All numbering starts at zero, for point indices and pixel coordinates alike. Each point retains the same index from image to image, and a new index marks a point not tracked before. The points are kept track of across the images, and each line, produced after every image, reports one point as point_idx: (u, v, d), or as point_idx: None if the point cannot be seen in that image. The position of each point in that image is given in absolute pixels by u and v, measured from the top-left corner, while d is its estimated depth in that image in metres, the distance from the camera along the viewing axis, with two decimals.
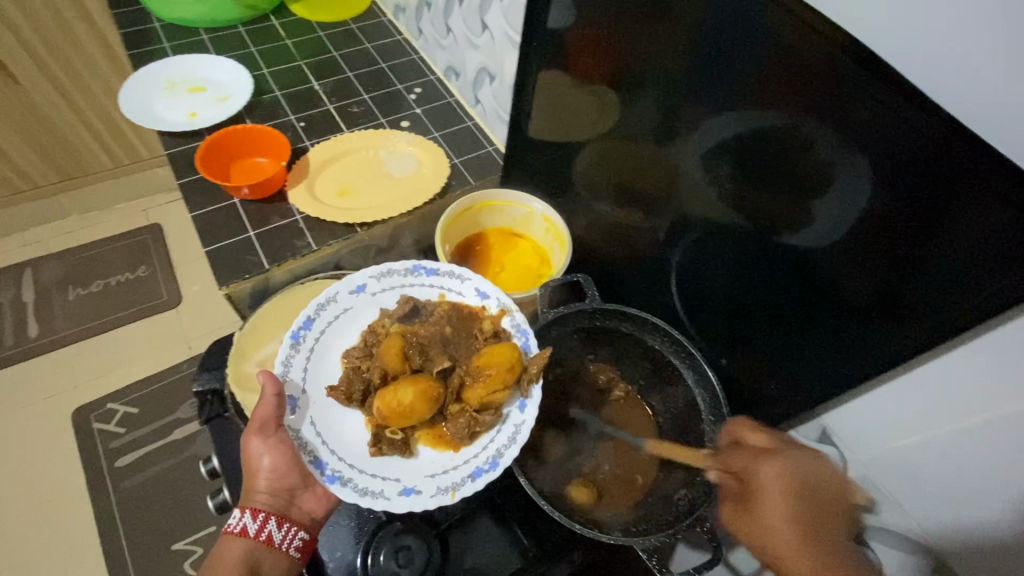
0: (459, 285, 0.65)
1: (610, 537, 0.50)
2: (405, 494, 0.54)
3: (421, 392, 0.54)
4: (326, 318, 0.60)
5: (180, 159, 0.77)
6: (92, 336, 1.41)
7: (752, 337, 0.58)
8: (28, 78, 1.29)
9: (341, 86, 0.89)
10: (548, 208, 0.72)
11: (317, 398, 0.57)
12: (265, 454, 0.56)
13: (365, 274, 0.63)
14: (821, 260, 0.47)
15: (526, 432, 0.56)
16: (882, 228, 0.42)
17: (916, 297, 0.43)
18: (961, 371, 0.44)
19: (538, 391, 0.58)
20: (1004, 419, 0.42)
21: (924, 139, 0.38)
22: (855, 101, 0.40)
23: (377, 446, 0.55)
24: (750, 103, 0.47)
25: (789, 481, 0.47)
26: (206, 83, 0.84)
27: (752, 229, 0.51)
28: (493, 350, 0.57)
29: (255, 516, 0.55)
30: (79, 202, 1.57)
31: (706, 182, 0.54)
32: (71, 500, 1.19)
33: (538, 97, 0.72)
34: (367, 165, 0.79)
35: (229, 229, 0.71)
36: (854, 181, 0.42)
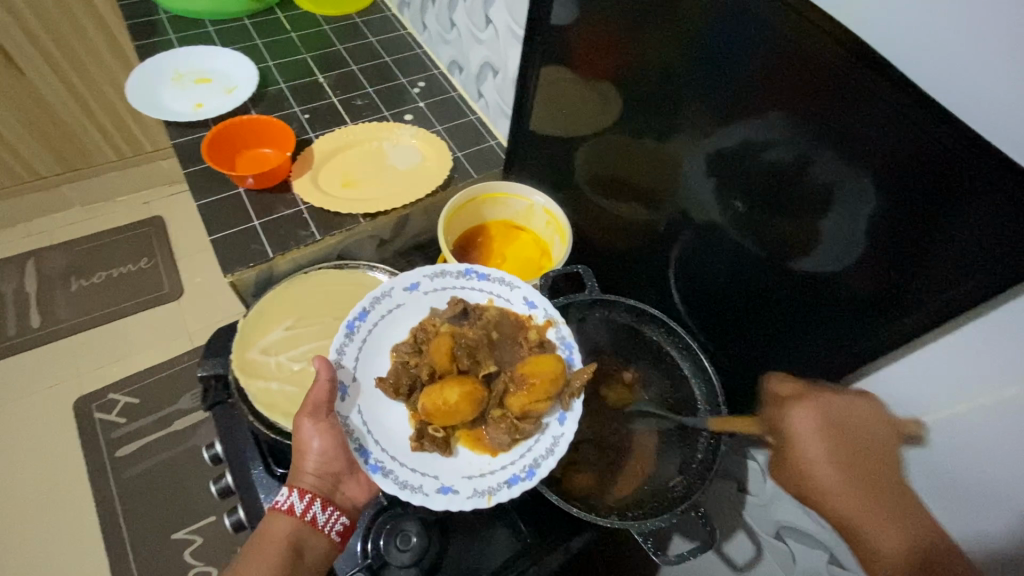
0: (507, 293, 0.63)
1: (606, 521, 0.50)
2: (442, 492, 0.53)
3: (467, 393, 0.53)
4: (381, 311, 0.60)
5: (185, 149, 0.78)
6: (95, 326, 1.45)
7: (759, 345, 0.58)
8: (34, 70, 1.32)
9: (346, 79, 0.90)
10: (549, 201, 0.72)
11: (367, 388, 0.57)
12: (316, 438, 0.55)
13: (419, 273, 0.62)
14: (835, 283, 0.47)
15: (564, 446, 0.54)
16: (889, 243, 0.42)
17: (924, 306, 0.42)
18: (960, 357, 0.43)
19: (578, 405, 0.56)
20: (1002, 404, 0.40)
21: (916, 144, 0.38)
22: (850, 110, 0.40)
23: (418, 440, 0.54)
24: (754, 105, 0.46)
25: (823, 422, 0.47)
26: (212, 75, 0.86)
27: (765, 256, 0.51)
28: (538, 359, 0.55)
29: (301, 496, 0.55)
30: (83, 193, 1.62)
31: (717, 207, 0.54)
32: (73, 486, 1.24)
33: (539, 90, 0.73)
34: (371, 157, 0.80)
35: (234, 218, 0.72)
36: (856, 198, 0.42)
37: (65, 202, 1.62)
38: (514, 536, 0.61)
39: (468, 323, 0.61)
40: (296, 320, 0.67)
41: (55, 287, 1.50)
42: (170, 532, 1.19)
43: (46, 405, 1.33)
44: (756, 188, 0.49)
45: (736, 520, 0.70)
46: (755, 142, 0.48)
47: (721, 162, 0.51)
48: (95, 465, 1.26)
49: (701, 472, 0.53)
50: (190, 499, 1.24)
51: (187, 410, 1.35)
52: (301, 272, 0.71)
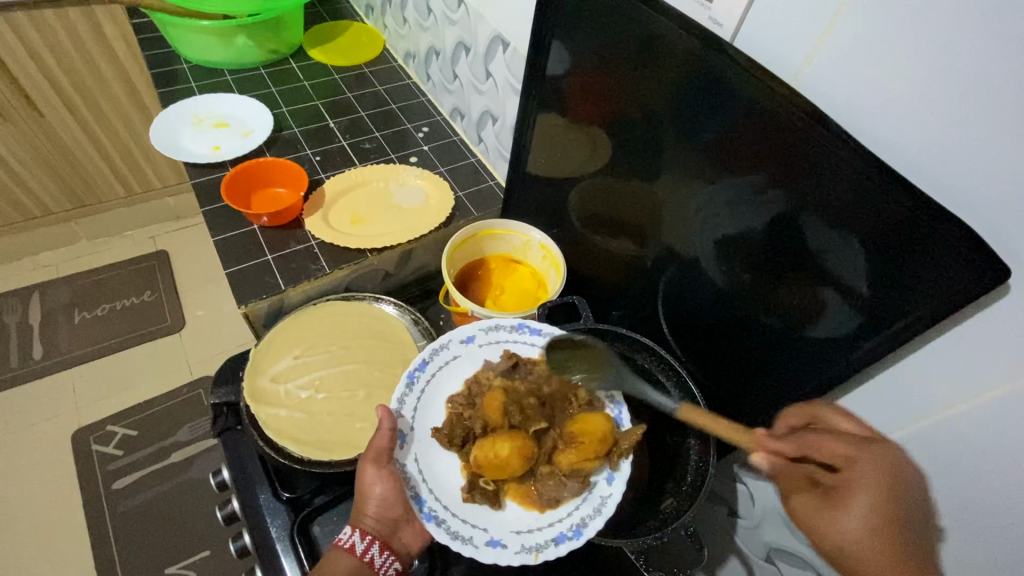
0: (557, 349, 0.65)
1: (600, 539, 0.54)
2: (491, 545, 0.53)
3: (518, 448, 0.55)
4: (438, 363, 0.63)
5: (203, 188, 0.83)
6: (97, 358, 1.47)
7: (744, 372, 0.61)
8: (53, 112, 1.39)
9: (355, 124, 0.96)
10: (545, 237, 0.77)
11: (421, 438, 0.58)
12: (378, 484, 0.55)
13: (474, 327, 0.66)
14: (838, 347, 0.50)
15: (612, 506, 0.55)
16: (877, 305, 0.46)
17: (888, 344, 0.46)
18: (919, 373, 0.48)
19: (627, 467, 0.57)
20: (958, 416, 0.46)
21: (876, 187, 0.43)
22: (820, 166, 0.46)
23: (469, 492, 0.55)
24: (742, 162, 0.51)
25: (880, 474, 0.43)
26: (229, 119, 0.92)
27: (771, 322, 0.55)
28: (590, 419, 0.57)
29: (363, 536, 0.55)
30: (91, 228, 1.67)
31: (717, 267, 0.58)
32: (67, 519, 1.23)
33: (536, 136, 0.79)
34: (379, 196, 0.85)
35: (248, 253, 0.76)
36: (850, 267, 0.46)
37: (74, 237, 1.66)
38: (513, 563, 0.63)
39: (520, 378, 0.63)
40: (305, 349, 0.71)
41: (59, 319, 1.53)
42: (165, 566, 1.18)
43: (44, 438, 1.33)
44: (754, 257, 0.54)
45: (728, 545, 0.72)
46: (747, 207, 0.52)
47: (717, 221, 0.55)
48: (90, 497, 1.26)
49: (691, 495, 0.56)
50: (185, 532, 1.23)
51: (185, 442, 1.36)
52: (310, 304, 0.75)
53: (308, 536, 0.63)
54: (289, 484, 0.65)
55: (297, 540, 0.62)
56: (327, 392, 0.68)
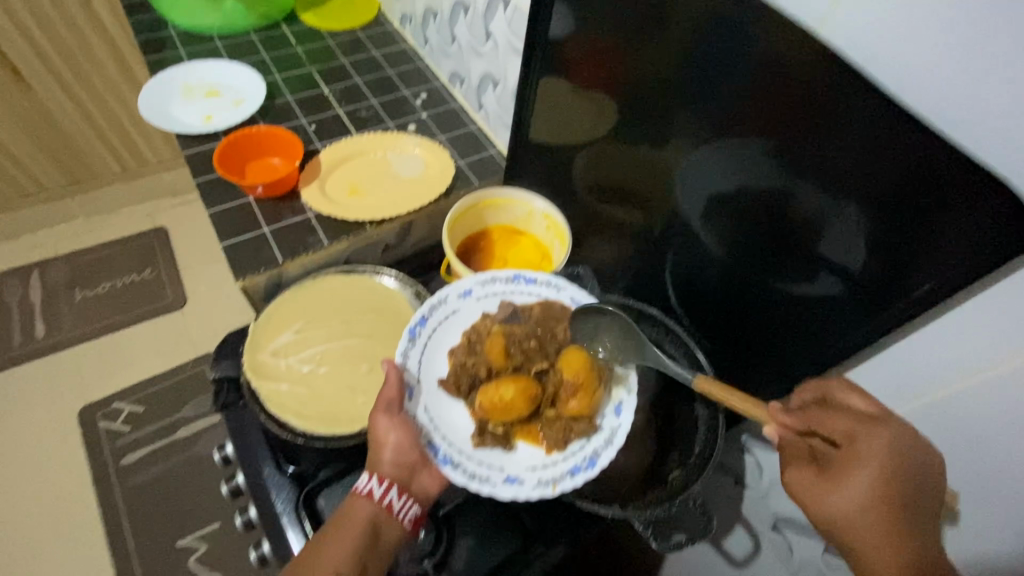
0: (556, 294, 0.64)
1: (608, 510, 0.53)
2: (509, 483, 0.53)
3: (522, 390, 0.53)
4: (438, 318, 0.60)
5: (195, 158, 0.81)
6: (100, 335, 1.47)
7: (751, 339, 0.60)
8: (41, 85, 1.36)
9: (351, 91, 0.93)
10: (549, 206, 0.74)
11: (429, 388, 0.57)
12: (393, 431, 0.53)
13: (471, 280, 0.63)
14: (833, 304, 0.50)
15: (622, 435, 0.55)
16: (880, 267, 0.45)
17: (905, 312, 0.45)
18: (947, 337, 0.47)
19: (631, 398, 0.57)
20: (990, 381, 0.45)
21: (897, 146, 0.40)
22: (833, 121, 0.43)
23: (480, 437, 0.54)
24: (748, 124, 0.49)
25: (892, 454, 0.42)
26: (220, 88, 0.89)
27: (765, 280, 0.54)
28: (572, 357, 0.55)
29: (381, 481, 0.53)
30: (88, 205, 1.65)
31: (711, 227, 0.57)
32: (79, 493, 1.25)
33: (538, 102, 0.76)
34: (376, 166, 0.83)
35: (244, 225, 0.75)
36: (846, 224, 0.45)
37: (71, 214, 1.64)
38: (518, 532, 0.63)
39: (519, 323, 0.60)
40: (305, 323, 0.69)
41: (60, 297, 1.52)
42: (176, 539, 1.20)
43: (52, 415, 1.34)
44: (749, 217, 0.52)
45: (734, 514, 0.72)
46: (747, 172, 0.51)
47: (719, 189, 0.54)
48: (100, 472, 1.27)
49: (700, 467, 0.56)
50: (194, 506, 1.24)
51: (191, 418, 1.36)
52: (310, 278, 0.73)
53: (314, 508, 0.63)
54: (293, 458, 0.65)
55: (301, 512, 0.62)
56: (328, 366, 0.67)
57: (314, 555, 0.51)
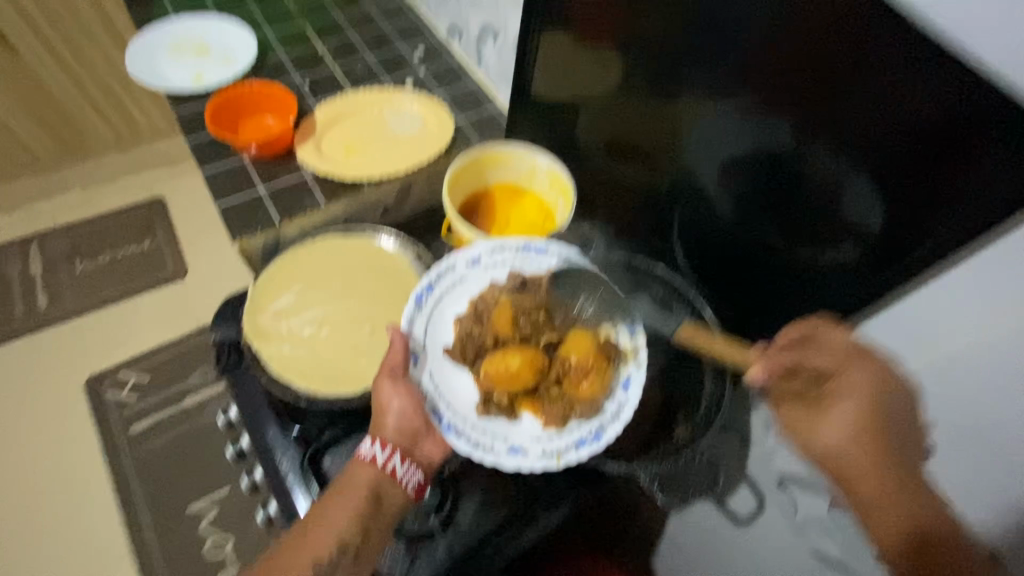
0: (566, 266, 0.60)
1: (614, 467, 0.54)
2: (512, 453, 0.52)
3: (528, 361, 0.53)
4: (445, 284, 0.58)
5: (186, 118, 0.78)
6: (101, 306, 1.47)
7: (760, 300, 0.58)
8: (27, 48, 1.33)
9: (345, 47, 0.89)
10: (552, 161, 0.72)
11: (435, 356, 0.56)
12: (395, 398, 0.53)
13: (480, 246, 0.60)
14: (843, 262, 0.49)
15: (628, 411, 0.54)
16: (891, 222, 0.43)
17: (916, 267, 0.44)
18: (963, 291, 0.44)
19: (640, 374, 0.55)
20: (1006, 335, 0.41)
21: (913, 93, 0.39)
22: (847, 68, 0.41)
23: (485, 407, 0.54)
24: (759, 79, 0.47)
25: (870, 386, 0.42)
26: (210, 44, 0.85)
27: (775, 239, 0.53)
28: (579, 338, 0.55)
29: (384, 446, 0.52)
30: (84, 175, 1.63)
31: (722, 187, 0.56)
32: (89, 460, 1.27)
33: (539, 54, 0.72)
34: (373, 124, 0.80)
35: (239, 186, 0.73)
36: (858, 180, 0.44)
37: (67, 184, 1.62)
38: (522, 492, 0.63)
39: (530, 294, 0.58)
40: (304, 285, 0.68)
41: (60, 269, 1.52)
42: (185, 504, 1.22)
43: (58, 384, 1.36)
44: (760, 174, 0.51)
45: (740, 475, 0.72)
46: (762, 130, 0.49)
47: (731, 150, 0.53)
48: (108, 440, 1.29)
49: (704, 424, 0.56)
50: (202, 473, 1.26)
51: (195, 387, 1.37)
52: (306, 237, 0.70)
53: (320, 469, 0.62)
54: (297, 419, 0.64)
55: (308, 472, 0.61)
56: (329, 328, 0.66)
57: (318, 517, 0.51)
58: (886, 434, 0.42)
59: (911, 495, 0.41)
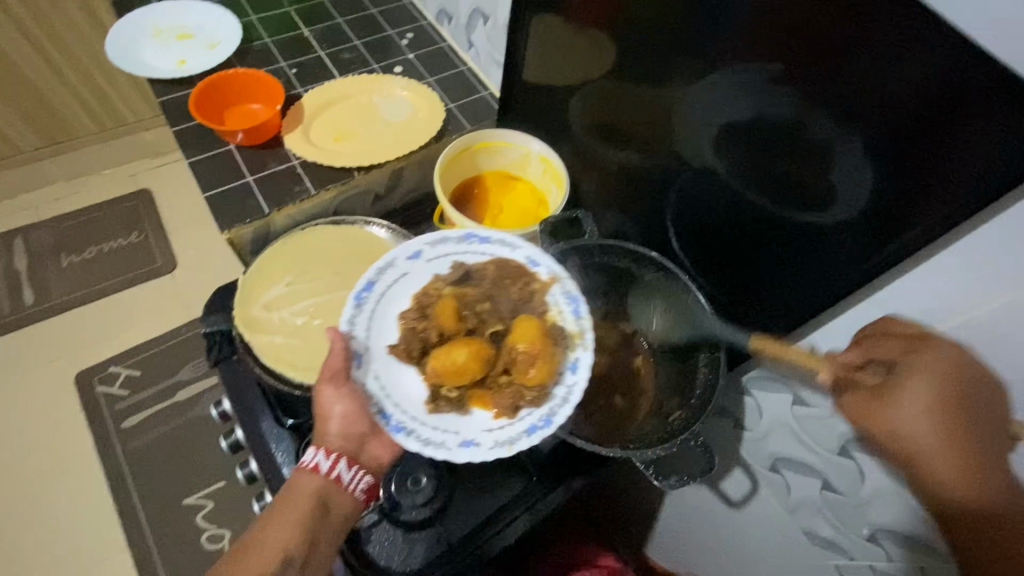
0: (510, 254, 0.61)
1: (608, 450, 0.53)
2: (465, 446, 0.52)
3: (474, 352, 0.54)
4: (387, 281, 0.58)
5: (171, 106, 0.77)
6: (90, 300, 1.45)
7: (752, 279, 0.58)
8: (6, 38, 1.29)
9: (333, 32, 0.87)
10: (545, 148, 0.71)
11: (379, 355, 0.56)
12: (338, 403, 0.54)
13: (420, 241, 0.60)
14: (837, 237, 0.48)
15: (578, 394, 0.54)
16: (888, 195, 0.43)
17: (912, 243, 0.44)
18: (955, 267, 0.44)
19: (587, 356, 0.56)
20: (1002, 309, 0.42)
21: (920, 61, 0.38)
22: (852, 34, 0.40)
23: (434, 403, 0.54)
24: (759, 48, 0.46)
25: (937, 369, 0.41)
26: (194, 30, 0.83)
27: (768, 215, 0.52)
28: (525, 325, 0.55)
29: (328, 454, 0.54)
30: (67, 166, 1.59)
31: (715, 161, 0.54)
32: (83, 455, 1.26)
33: (531, 38, 0.71)
34: (362, 111, 0.79)
35: (227, 175, 0.72)
36: (856, 151, 0.43)
37: (50, 176, 1.59)
38: (520, 476, 0.64)
39: (473, 286, 0.60)
40: (297, 275, 0.67)
41: (46, 263, 1.49)
42: (182, 497, 1.22)
43: (49, 380, 1.34)
44: (754, 147, 0.50)
45: (732, 456, 0.73)
46: (755, 102, 0.48)
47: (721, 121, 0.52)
48: (101, 436, 1.28)
49: (701, 407, 0.55)
50: (198, 465, 1.26)
51: (189, 380, 1.36)
52: (298, 229, 0.70)
53: None
54: (291, 411, 0.63)
55: None
56: (322, 318, 0.65)
57: (264, 529, 0.53)
58: (957, 415, 0.40)
59: (980, 473, 0.40)
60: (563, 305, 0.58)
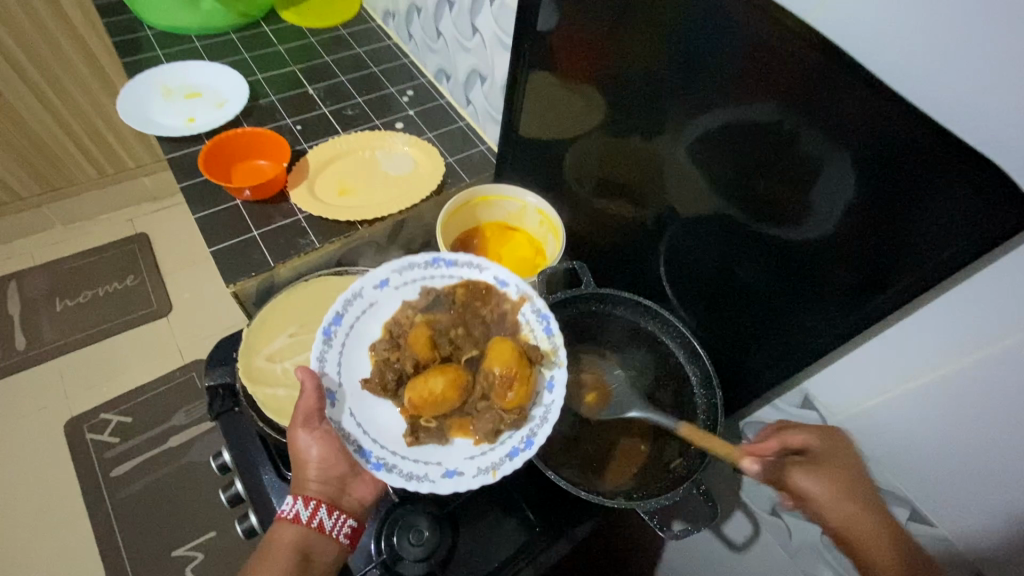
0: (479, 275, 0.63)
1: (614, 501, 0.53)
2: (448, 476, 0.53)
3: (450, 381, 0.55)
4: (355, 313, 0.60)
5: (178, 162, 0.79)
6: (82, 346, 1.44)
7: (742, 315, 0.60)
8: (12, 91, 1.32)
9: (335, 89, 0.92)
10: (541, 201, 0.74)
11: (353, 391, 0.57)
12: (313, 445, 0.56)
13: (387, 268, 0.62)
14: (821, 258, 0.49)
15: (557, 411, 0.55)
16: (871, 226, 0.44)
17: (896, 274, 0.45)
18: (935, 322, 0.46)
19: (563, 371, 0.57)
20: (977, 363, 0.45)
21: (896, 107, 0.40)
22: (836, 74, 0.42)
23: (413, 435, 0.55)
24: (746, 79, 0.47)
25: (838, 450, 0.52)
26: (202, 89, 0.87)
27: (755, 233, 0.53)
28: (499, 347, 0.56)
29: (306, 503, 0.56)
30: (64, 212, 1.61)
31: (696, 170, 0.55)
32: (67, 506, 1.23)
33: (527, 96, 0.75)
34: (365, 165, 0.82)
35: (233, 229, 0.74)
36: (841, 174, 0.44)
37: (48, 222, 1.60)
38: (522, 526, 0.64)
39: (443, 311, 0.62)
40: (300, 326, 0.68)
41: (40, 308, 1.48)
42: (171, 549, 1.18)
43: (36, 428, 1.31)
44: (742, 165, 0.51)
45: (733, 501, 0.74)
46: (744, 124, 0.49)
47: (708, 145, 0.53)
48: (90, 485, 1.25)
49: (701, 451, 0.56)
50: (188, 516, 1.23)
51: (182, 426, 1.34)
52: (301, 280, 0.72)
53: None
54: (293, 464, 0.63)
55: None
56: None
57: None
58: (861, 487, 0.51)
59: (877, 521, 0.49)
60: (536, 323, 0.60)
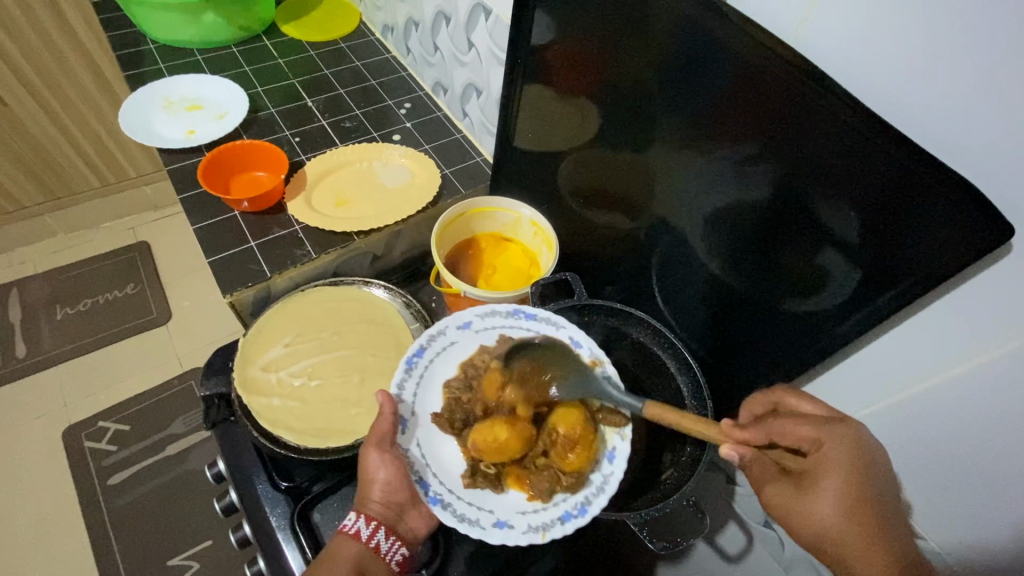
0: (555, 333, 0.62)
1: (605, 513, 0.53)
2: (498, 527, 0.53)
3: (515, 433, 0.54)
4: (437, 348, 0.61)
5: (177, 174, 0.80)
6: (81, 354, 1.44)
7: (738, 338, 0.60)
8: (18, 101, 1.34)
9: (334, 102, 0.93)
10: (536, 213, 0.75)
11: (424, 421, 0.58)
12: (382, 468, 0.55)
13: (471, 311, 0.63)
14: (832, 317, 0.50)
15: (615, 484, 0.54)
16: (876, 280, 0.45)
17: (883, 309, 0.46)
18: (928, 331, 0.47)
19: (626, 445, 0.56)
20: (967, 373, 0.45)
21: (885, 157, 0.41)
22: (812, 119, 0.44)
23: (471, 477, 0.55)
24: (732, 126, 0.49)
25: (851, 454, 0.45)
26: (204, 102, 0.88)
27: (765, 297, 0.54)
28: (568, 410, 0.55)
29: (368, 522, 0.54)
30: (66, 221, 1.62)
31: (704, 236, 0.57)
32: (63, 515, 1.23)
33: (522, 110, 0.76)
34: (362, 176, 0.83)
35: (231, 239, 0.75)
36: (845, 238, 0.46)
37: (49, 230, 1.62)
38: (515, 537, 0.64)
39: None
40: (295, 336, 0.69)
41: (39, 316, 1.49)
42: (166, 559, 1.18)
43: (33, 436, 1.32)
44: (746, 229, 0.52)
45: (727, 512, 0.74)
46: (742, 186, 0.51)
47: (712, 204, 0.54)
48: (85, 494, 1.25)
49: (691, 464, 0.56)
50: (183, 524, 1.23)
51: (179, 434, 1.34)
52: (298, 290, 0.72)
53: (310, 524, 0.62)
54: (287, 473, 0.64)
55: (298, 528, 0.61)
56: (320, 378, 0.67)
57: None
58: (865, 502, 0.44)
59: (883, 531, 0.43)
60: None
